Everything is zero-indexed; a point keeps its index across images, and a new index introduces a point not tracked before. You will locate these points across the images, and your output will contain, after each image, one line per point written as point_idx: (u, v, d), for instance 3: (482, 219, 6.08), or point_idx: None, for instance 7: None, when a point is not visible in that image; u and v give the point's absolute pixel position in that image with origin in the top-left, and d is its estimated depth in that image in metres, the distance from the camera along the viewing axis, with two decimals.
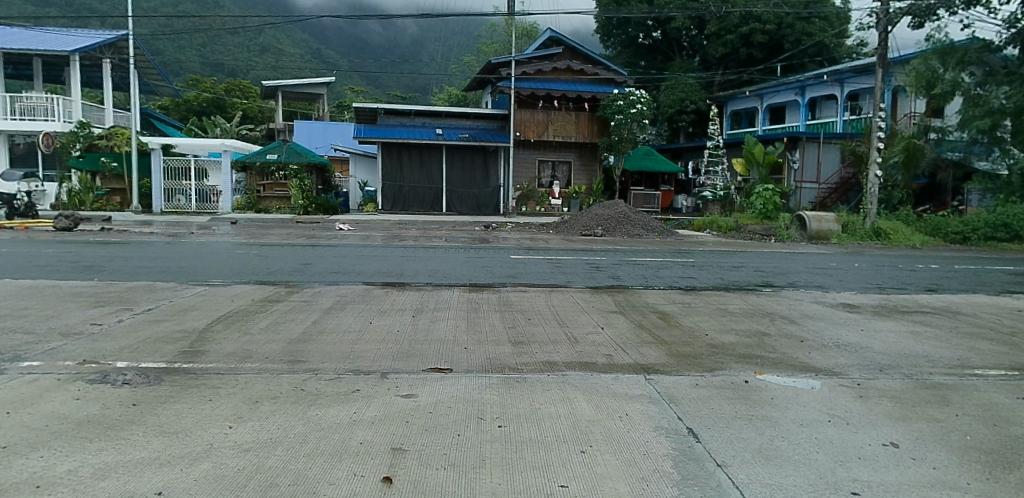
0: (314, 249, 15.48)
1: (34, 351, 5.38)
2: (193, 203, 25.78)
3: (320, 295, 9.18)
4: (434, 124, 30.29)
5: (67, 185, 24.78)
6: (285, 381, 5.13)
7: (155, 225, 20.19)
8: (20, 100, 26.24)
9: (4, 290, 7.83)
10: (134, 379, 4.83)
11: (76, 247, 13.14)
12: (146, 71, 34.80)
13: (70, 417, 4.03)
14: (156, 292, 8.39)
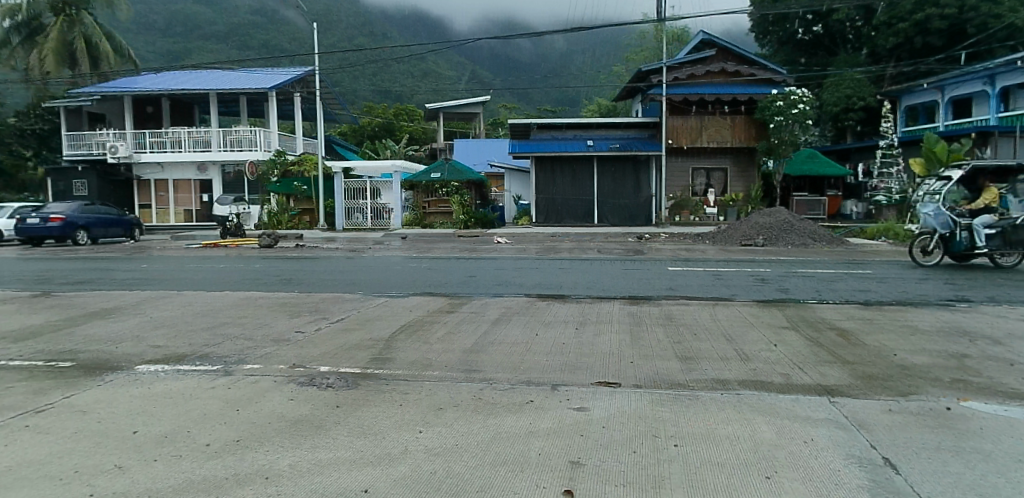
0: (476, 262, 16.18)
1: (254, 355, 6.14)
2: (368, 220, 27.81)
3: (487, 306, 9.58)
4: (585, 136, 30.40)
5: (267, 207, 27.96)
6: (465, 389, 5.41)
7: (338, 241, 22.15)
8: (229, 133, 30.03)
9: (227, 300, 9.02)
10: (336, 383, 5.36)
11: (276, 262, 14.80)
12: (327, 102, 38.42)
13: (286, 416, 4.54)
14: (346, 303, 9.21)
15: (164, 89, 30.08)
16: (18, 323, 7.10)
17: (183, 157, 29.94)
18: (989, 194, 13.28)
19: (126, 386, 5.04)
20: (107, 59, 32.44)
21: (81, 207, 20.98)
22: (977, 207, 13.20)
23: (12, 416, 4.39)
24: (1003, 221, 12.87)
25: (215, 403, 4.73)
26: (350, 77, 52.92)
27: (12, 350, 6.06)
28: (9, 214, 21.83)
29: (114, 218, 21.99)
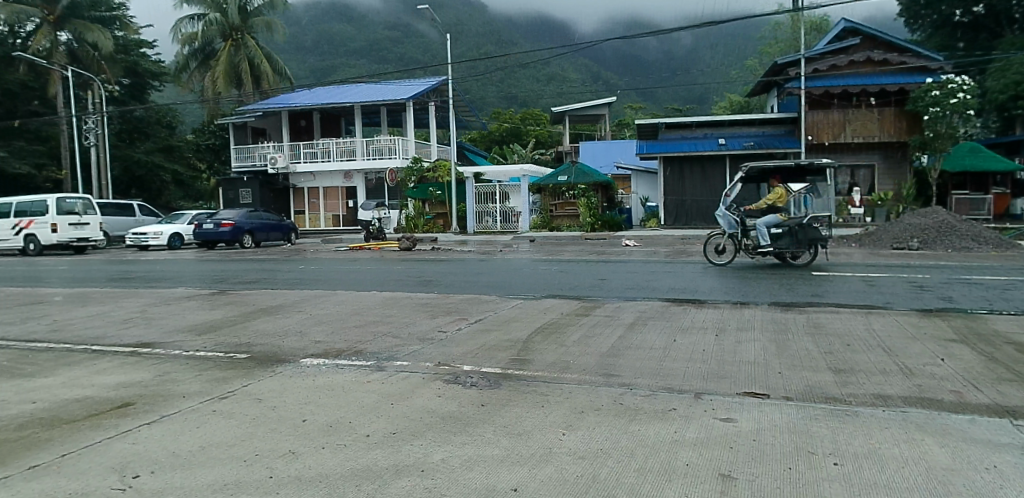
0: (606, 265, 16.07)
1: (403, 352, 6.48)
2: (498, 224, 28.44)
3: (621, 310, 9.48)
4: (717, 134, 29.24)
5: (405, 211, 29.32)
6: (605, 393, 5.39)
7: (470, 244, 22.87)
8: (371, 142, 31.87)
9: (374, 299, 9.59)
10: (480, 382, 5.53)
11: (416, 264, 15.55)
12: (459, 109, 39.79)
13: (436, 412, 4.75)
14: (484, 304, 9.50)
15: (315, 103, 32.46)
16: (200, 318, 7.95)
17: (331, 166, 32.19)
18: (774, 195, 14.33)
19: (292, 378, 5.49)
20: (267, 77, 35.51)
21: (248, 213, 23.16)
22: (761, 208, 14.29)
23: (201, 401, 4.91)
24: (787, 222, 13.92)
25: (371, 397, 5.05)
26: (479, 85, 54.50)
27: (197, 342, 6.80)
28: (188, 220, 24.48)
29: (274, 222, 24.04)
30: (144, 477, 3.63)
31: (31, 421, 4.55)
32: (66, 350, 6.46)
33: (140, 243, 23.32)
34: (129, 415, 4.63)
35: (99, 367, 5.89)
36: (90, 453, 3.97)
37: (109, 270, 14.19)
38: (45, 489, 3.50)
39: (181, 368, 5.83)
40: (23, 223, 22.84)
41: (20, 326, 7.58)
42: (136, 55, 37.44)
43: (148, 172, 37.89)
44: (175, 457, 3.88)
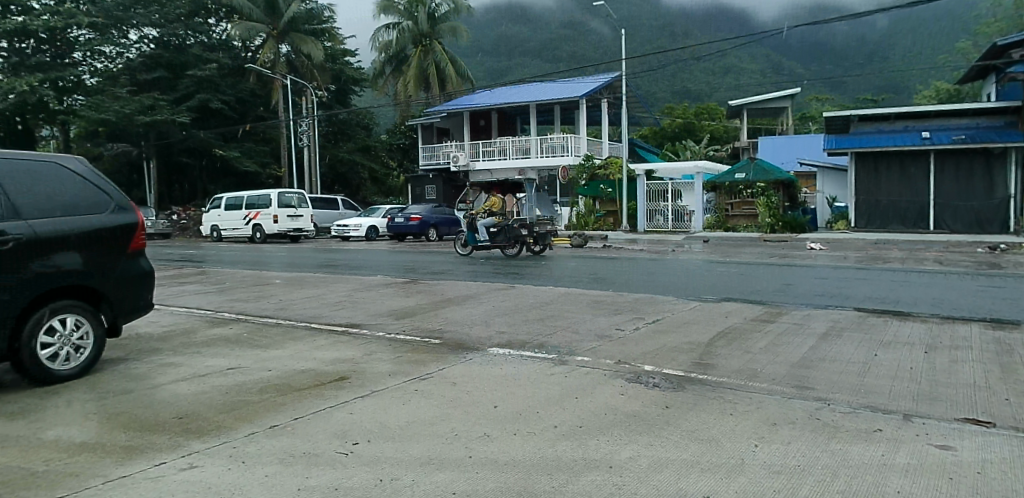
0: (790, 269, 15.10)
1: (582, 348, 6.58)
2: (669, 223, 27.83)
3: (810, 318, 8.85)
4: (920, 126, 26.24)
5: (575, 209, 29.60)
6: (798, 407, 5.09)
7: (641, 243, 22.61)
8: (545, 140, 32.48)
9: (551, 294, 9.84)
10: (662, 383, 5.48)
11: (588, 261, 15.68)
12: (631, 105, 39.35)
13: (621, 410, 4.78)
14: (661, 305, 9.36)
15: (493, 103, 33.78)
16: (397, 304, 8.66)
17: (507, 164, 33.34)
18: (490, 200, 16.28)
19: (482, 365, 5.81)
20: (451, 80, 37.54)
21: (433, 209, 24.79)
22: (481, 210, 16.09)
23: (405, 380, 5.36)
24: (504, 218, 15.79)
25: (556, 389, 5.20)
26: (652, 81, 53.55)
27: (397, 325, 7.43)
28: (383, 214, 26.60)
29: (456, 217, 25.44)
30: (361, 445, 4.05)
31: (267, 386, 5.27)
32: (291, 326, 7.38)
33: (343, 235, 25.77)
34: (344, 388, 5.18)
35: (317, 343, 6.65)
36: (315, 419, 4.51)
37: (320, 258, 15.93)
38: (283, 447, 4.04)
39: (384, 348, 6.41)
40: (252, 215, 26.23)
41: (255, 304, 8.75)
42: (340, 63, 41.50)
43: (350, 170, 42.25)
44: (385, 430, 4.28)
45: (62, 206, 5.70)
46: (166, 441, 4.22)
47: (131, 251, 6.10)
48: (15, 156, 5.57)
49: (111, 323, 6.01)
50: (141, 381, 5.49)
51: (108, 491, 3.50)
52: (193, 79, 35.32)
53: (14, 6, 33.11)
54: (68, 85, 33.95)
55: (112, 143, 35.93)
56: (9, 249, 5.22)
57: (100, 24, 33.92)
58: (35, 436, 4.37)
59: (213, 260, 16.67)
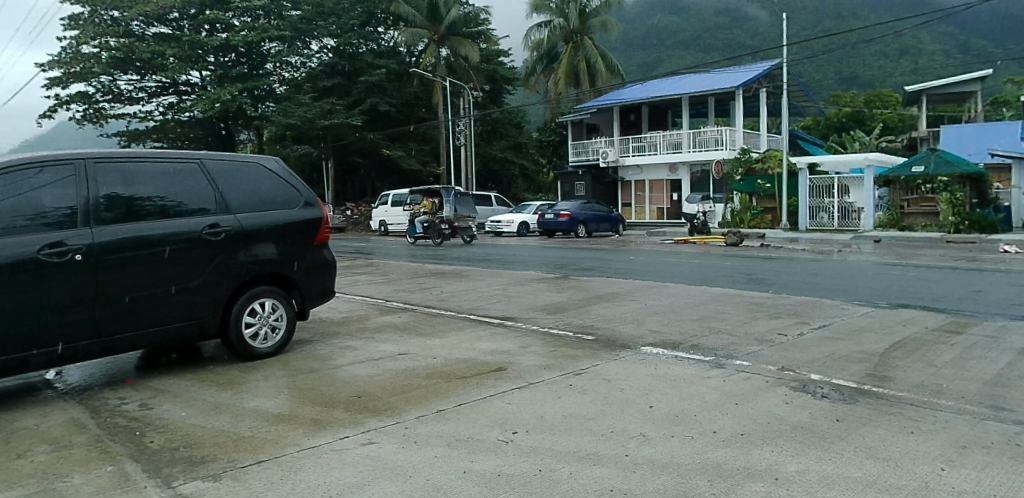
0: (980, 273, 13.46)
1: (741, 351, 6.35)
2: (835, 221, 26.13)
3: (1007, 331, 7.86)
4: None
5: (729, 205, 28.37)
6: (994, 430, 4.57)
7: (802, 241, 21.24)
8: (698, 133, 31.31)
9: (705, 294, 9.57)
10: (832, 394, 5.16)
11: (743, 260, 14.99)
12: (792, 95, 36.95)
13: (786, 420, 4.57)
14: (828, 310, 8.76)
15: (644, 96, 33.19)
16: (550, 299, 8.85)
17: (658, 159, 32.63)
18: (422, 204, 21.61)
19: (637, 364, 5.80)
20: (601, 75, 37.42)
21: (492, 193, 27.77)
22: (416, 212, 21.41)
23: (560, 374, 5.48)
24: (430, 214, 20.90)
25: (715, 394, 5.07)
26: (814, 68, 49.97)
27: (551, 320, 7.59)
28: (533, 211, 27.25)
29: (605, 214, 25.39)
30: (520, 434, 4.21)
31: (433, 372, 5.63)
32: (452, 316, 7.80)
33: (496, 230, 26.68)
34: (503, 378, 5.41)
35: (476, 334, 6.97)
36: (478, 407, 4.75)
37: (474, 252, 16.64)
38: (448, 431, 4.29)
39: (539, 342, 6.59)
40: None
41: (418, 294, 9.33)
42: (495, 63, 42.92)
43: (502, 167, 43.74)
44: (543, 422, 4.41)
45: (264, 202, 6.45)
46: (348, 418, 4.65)
47: (317, 243, 6.76)
48: (227, 158, 6.33)
49: (300, 307, 6.73)
50: (325, 361, 6.09)
51: (301, 459, 3.93)
52: (365, 85, 37.91)
53: (217, 24, 36.18)
54: (261, 93, 37.26)
55: (296, 146, 39.06)
56: (222, 239, 5.99)
57: (288, 37, 37.32)
58: (241, 404, 5.00)
59: (380, 252, 17.95)
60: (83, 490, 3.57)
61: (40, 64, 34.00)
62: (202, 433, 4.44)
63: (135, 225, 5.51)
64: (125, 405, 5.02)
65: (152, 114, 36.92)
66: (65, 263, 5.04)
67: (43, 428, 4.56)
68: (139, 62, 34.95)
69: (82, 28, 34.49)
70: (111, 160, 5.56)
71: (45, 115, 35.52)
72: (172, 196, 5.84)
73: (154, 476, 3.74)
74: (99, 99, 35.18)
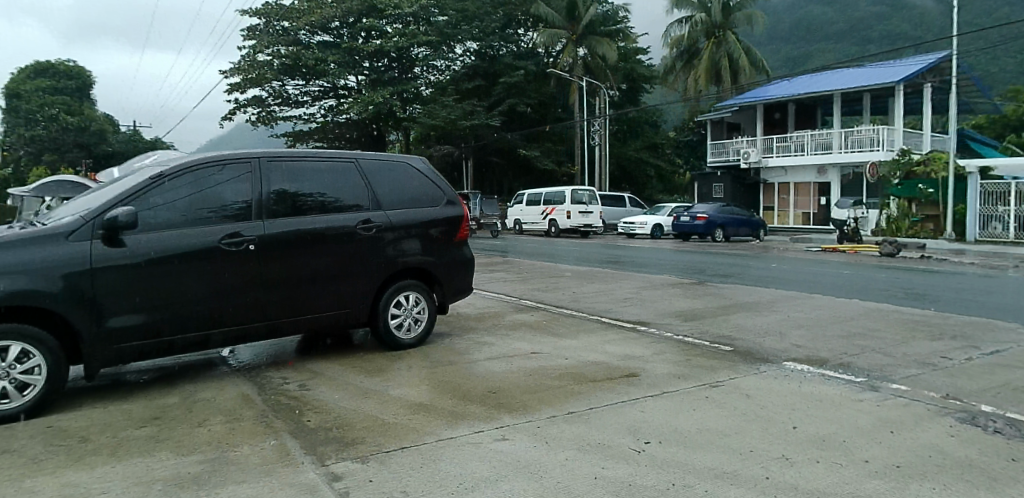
0: None
1: (897, 374, 5.86)
2: (1011, 231, 23.22)
3: None
4: None
5: (885, 212, 26.24)
6: None
7: (971, 254, 19.14)
8: (851, 133, 29.11)
9: (855, 308, 8.91)
10: (1007, 430, 4.62)
11: (899, 272, 13.78)
12: (963, 90, 33.34)
13: (949, 454, 4.15)
14: (1002, 333, 7.84)
15: (791, 94, 31.35)
16: (684, 305, 8.63)
17: (805, 160, 30.74)
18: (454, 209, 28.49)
19: (779, 380, 5.52)
20: (745, 72, 35.83)
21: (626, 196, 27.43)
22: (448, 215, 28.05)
23: (695, 385, 5.34)
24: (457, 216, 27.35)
25: (867, 419, 4.71)
26: (990, 59, 44.83)
27: (685, 327, 7.41)
28: (667, 213, 26.69)
29: (744, 218, 24.32)
30: (653, 444, 4.13)
31: (565, 374, 5.69)
32: (585, 318, 7.84)
33: (629, 231, 26.36)
34: (635, 384, 5.35)
35: (607, 337, 6.96)
36: (609, 412, 4.73)
37: (606, 254, 16.58)
38: (578, 434, 4.30)
39: (672, 349, 6.46)
40: (548, 210, 28.18)
41: (551, 294, 9.45)
42: (632, 62, 42.58)
43: (637, 167, 43.20)
44: (676, 434, 4.31)
45: (411, 200, 6.80)
46: (482, 412, 4.80)
47: (458, 240, 7.05)
48: (380, 157, 6.73)
49: (441, 302, 7.06)
50: (461, 356, 6.33)
51: (439, 449, 4.11)
52: (504, 86, 39.57)
53: (371, 31, 37.36)
54: (410, 96, 37.88)
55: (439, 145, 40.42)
56: (373, 234, 6.40)
57: (435, 41, 38.19)
58: (385, 391, 5.32)
59: (514, 251, 18.35)
60: (249, 461, 3.96)
61: (222, 71, 37.49)
62: (352, 416, 4.78)
63: (299, 219, 6.00)
64: (285, 385, 5.52)
65: (315, 116, 39.03)
66: (239, 252, 5.60)
67: (219, 401, 5.11)
68: (304, 68, 36.73)
69: (258, 38, 37.40)
70: (281, 159, 6.10)
71: (224, 117, 39.36)
72: (331, 193, 6.30)
73: (310, 454, 4.08)
74: (271, 103, 38.14)
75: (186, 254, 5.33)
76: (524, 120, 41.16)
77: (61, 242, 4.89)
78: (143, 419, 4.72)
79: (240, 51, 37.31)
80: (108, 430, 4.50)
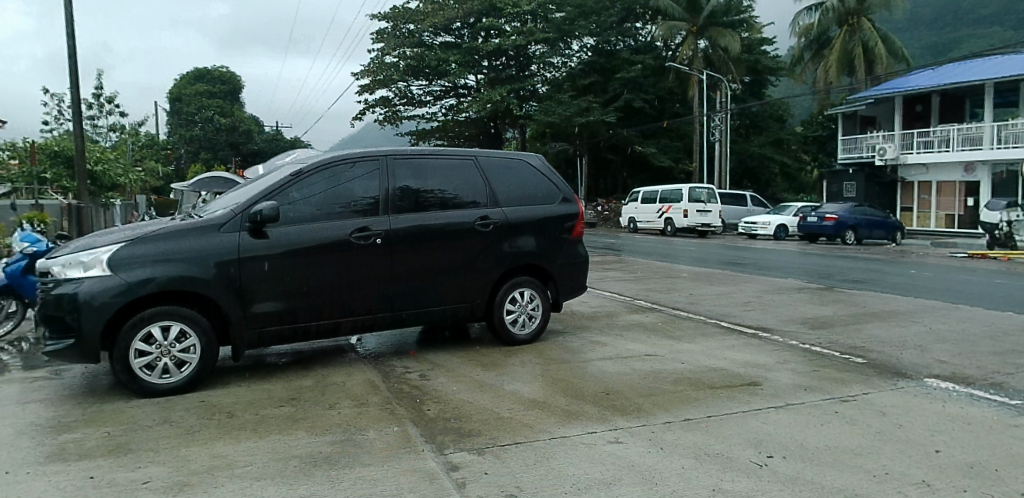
0: None
1: None
2: None
3: None
4: None
5: None
6: None
7: None
8: (1006, 127, 26.33)
9: (1011, 322, 8.06)
10: None
11: None
12: None
13: None
14: None
15: (935, 84, 28.77)
16: (811, 312, 8.18)
17: (951, 157, 28.12)
18: None
19: (919, 399, 5.11)
20: (883, 61, 33.34)
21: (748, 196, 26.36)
22: None
23: (823, 399, 5.05)
24: None
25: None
26: None
27: (812, 336, 7.02)
28: (793, 212, 25.36)
29: (879, 220, 22.69)
30: (777, 459, 3.95)
31: (683, 379, 5.56)
32: (703, 322, 7.62)
33: (751, 232, 25.32)
34: (756, 395, 5.15)
35: (727, 343, 6.73)
36: (730, 422, 4.58)
37: (727, 255, 16.02)
38: (697, 443, 4.19)
39: (798, 359, 6.14)
40: (665, 209, 27.62)
41: (668, 295, 9.26)
42: (756, 53, 40.83)
43: (760, 164, 41.33)
44: (803, 450, 4.10)
45: (528, 197, 6.89)
46: (597, 413, 4.79)
47: (573, 238, 7.07)
48: (499, 155, 6.86)
49: (555, 299, 7.10)
50: (576, 355, 6.35)
51: (553, 448, 4.14)
52: (621, 82, 39.12)
53: (491, 30, 38.01)
54: (527, 93, 38.59)
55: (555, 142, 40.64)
56: (490, 231, 6.54)
57: (552, 38, 38.63)
58: (501, 386, 5.44)
59: (630, 250, 18.12)
60: (375, 445, 4.18)
61: (353, 74, 39.49)
62: (469, 408, 4.92)
63: (421, 214, 6.24)
64: (408, 374, 5.78)
65: (437, 115, 40.19)
66: (366, 245, 5.90)
67: (348, 386, 5.43)
68: (427, 69, 38.03)
69: (386, 41, 38.96)
70: (406, 157, 6.35)
71: (354, 117, 41.54)
72: (451, 189, 6.50)
73: (430, 443, 4.25)
74: (396, 103, 39.58)
75: (320, 245, 5.69)
76: (642, 116, 40.63)
77: (214, 233, 5.38)
78: (282, 399, 5.11)
79: (370, 54, 39.06)
80: (252, 408, 4.91)
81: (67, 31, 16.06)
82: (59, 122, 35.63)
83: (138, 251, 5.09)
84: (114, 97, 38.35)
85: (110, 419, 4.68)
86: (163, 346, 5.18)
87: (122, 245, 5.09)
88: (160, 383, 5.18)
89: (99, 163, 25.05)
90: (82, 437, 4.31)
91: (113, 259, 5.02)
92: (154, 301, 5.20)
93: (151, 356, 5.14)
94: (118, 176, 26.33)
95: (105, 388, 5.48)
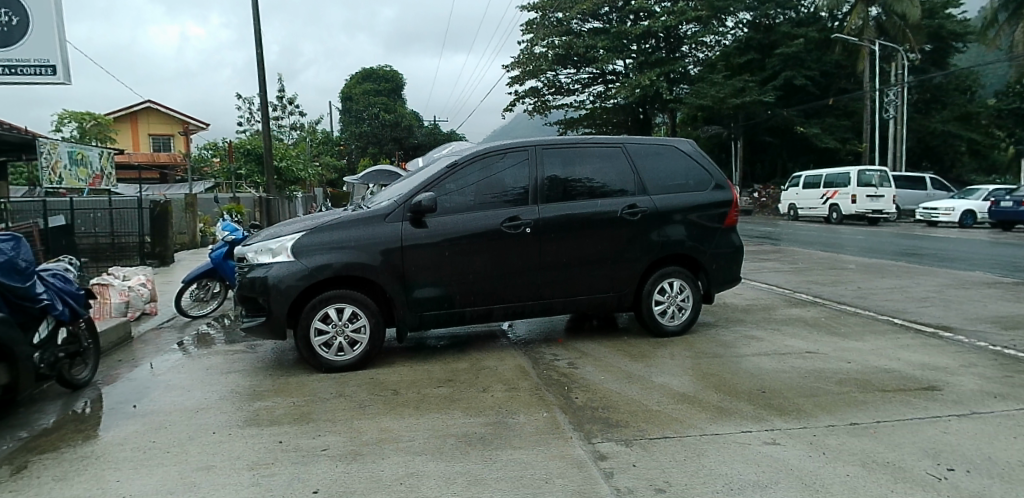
0: None
1: None
2: None
3: None
4: None
5: None
6: None
7: None
8: None
9: None
10: None
11: None
12: None
13: None
14: None
15: None
16: (1005, 309, 7.26)
17: None
18: None
19: None
20: None
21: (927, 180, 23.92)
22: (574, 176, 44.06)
23: (1017, 408, 4.51)
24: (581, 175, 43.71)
25: None
26: None
27: (1006, 336, 6.26)
28: (983, 196, 22.56)
29: None
30: (959, 473, 3.60)
31: (849, 380, 5.19)
32: (873, 318, 7.06)
33: (930, 218, 22.87)
34: (935, 400, 4.70)
35: (902, 342, 6.20)
36: (902, 429, 4.22)
37: (904, 244, 14.62)
38: (865, 450, 3.93)
39: (987, 363, 5.51)
40: (830, 194, 25.70)
41: (832, 288, 8.67)
42: (940, 18, 36.83)
43: (944, 142, 37.20)
44: (993, 464, 3.70)
45: (678, 184, 6.74)
46: (751, 412, 4.61)
47: (725, 227, 6.81)
48: (646, 141, 6.74)
49: (706, 290, 6.90)
50: (730, 349, 6.16)
51: (705, 444, 4.07)
52: (781, 58, 36.91)
53: (640, 12, 37.16)
54: (677, 76, 37.47)
55: (707, 126, 39.30)
56: (638, 219, 6.47)
57: (705, 16, 36.96)
58: (650, 378, 5.41)
59: (791, 239, 17.09)
60: (526, 429, 4.35)
61: (505, 66, 40.24)
62: (617, 398, 4.96)
63: (570, 203, 6.32)
64: (556, 361, 5.92)
65: (585, 103, 40.00)
66: (517, 234, 6.08)
67: (500, 371, 5.65)
68: (575, 57, 37.87)
69: (536, 31, 39.08)
70: (555, 146, 6.43)
71: (507, 109, 42.46)
72: (600, 178, 6.50)
73: (579, 430, 4.35)
74: (545, 93, 39.84)
75: (474, 234, 5.95)
76: (804, 94, 38.07)
77: (380, 223, 5.80)
78: (440, 380, 5.45)
79: (520, 45, 39.56)
80: (413, 386, 5.27)
81: (256, 41, 17.94)
82: (250, 123, 39.83)
83: (318, 239, 5.63)
84: (295, 98, 42.16)
85: (294, 391, 5.25)
86: (338, 326, 5.70)
87: (304, 234, 5.65)
88: (336, 359, 5.71)
89: (284, 159, 27.91)
90: (272, 406, 4.88)
91: (296, 246, 5.60)
92: (330, 285, 5.73)
93: (329, 335, 5.69)
94: (299, 171, 29.11)
95: (290, 362, 6.15)
